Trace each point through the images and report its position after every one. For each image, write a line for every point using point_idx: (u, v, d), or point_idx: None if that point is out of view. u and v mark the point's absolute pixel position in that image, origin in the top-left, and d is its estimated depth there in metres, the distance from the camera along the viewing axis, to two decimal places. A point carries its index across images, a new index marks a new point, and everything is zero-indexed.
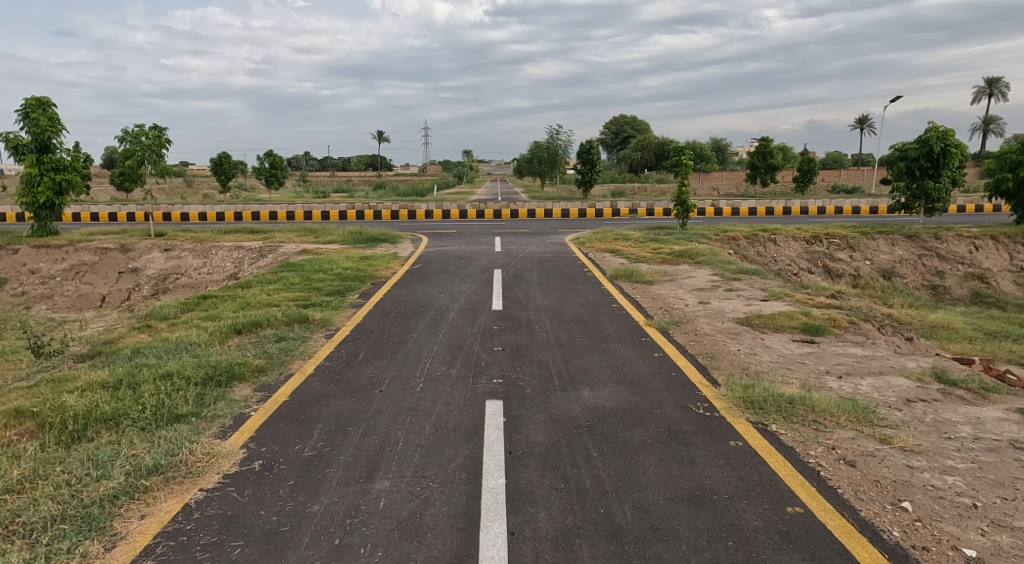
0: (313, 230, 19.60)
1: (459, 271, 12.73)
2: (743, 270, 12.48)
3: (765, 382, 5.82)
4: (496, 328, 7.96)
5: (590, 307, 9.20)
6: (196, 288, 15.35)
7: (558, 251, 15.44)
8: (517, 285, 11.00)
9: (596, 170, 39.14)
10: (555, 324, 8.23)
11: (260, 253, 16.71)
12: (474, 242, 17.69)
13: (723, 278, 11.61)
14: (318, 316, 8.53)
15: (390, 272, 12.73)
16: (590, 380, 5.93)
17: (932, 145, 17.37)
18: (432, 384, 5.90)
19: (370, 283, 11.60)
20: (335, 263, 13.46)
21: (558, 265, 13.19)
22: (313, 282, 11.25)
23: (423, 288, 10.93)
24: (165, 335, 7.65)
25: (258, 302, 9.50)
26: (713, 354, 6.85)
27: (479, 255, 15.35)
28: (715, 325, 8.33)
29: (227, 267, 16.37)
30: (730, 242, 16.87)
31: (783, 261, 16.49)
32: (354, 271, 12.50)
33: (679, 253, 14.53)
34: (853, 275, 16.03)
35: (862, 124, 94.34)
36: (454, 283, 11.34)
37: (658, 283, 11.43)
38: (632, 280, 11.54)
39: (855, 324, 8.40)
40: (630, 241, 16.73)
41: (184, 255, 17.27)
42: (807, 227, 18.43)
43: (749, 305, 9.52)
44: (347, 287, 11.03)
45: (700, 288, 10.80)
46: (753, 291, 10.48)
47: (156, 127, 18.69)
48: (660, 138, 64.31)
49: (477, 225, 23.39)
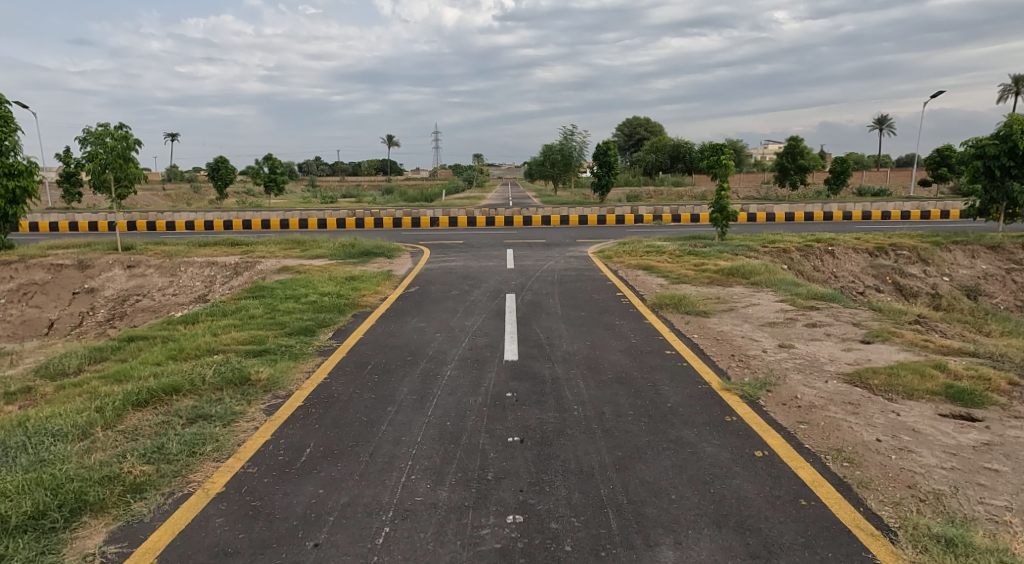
0: (299, 243, 17.33)
1: (462, 296, 10.39)
2: (816, 293, 10.10)
3: (973, 536, 3.42)
4: (510, 397, 5.57)
5: (636, 358, 6.79)
6: (158, 313, 13.06)
7: (582, 268, 13.08)
8: (535, 319, 8.64)
9: (614, 173, 36.78)
10: (595, 388, 5.82)
11: (234, 271, 14.44)
12: (483, 256, 15.36)
13: (796, 307, 9.21)
14: (263, 375, 6.14)
15: (378, 299, 10.41)
16: (667, 521, 3.59)
17: (1014, 141, 14.83)
18: (405, 530, 3.58)
19: (350, 315, 9.27)
20: (313, 286, 11.13)
21: (585, 288, 10.80)
22: (278, 316, 8.93)
23: (416, 323, 8.56)
24: (35, 410, 5.33)
25: (194, 350, 7.14)
26: (847, 453, 4.41)
27: (488, 272, 13.00)
28: (819, 389, 5.89)
29: (195, 287, 14.11)
30: (782, 255, 14.64)
31: (844, 278, 14.20)
32: (334, 298, 10.16)
33: (728, 271, 12.16)
34: (930, 294, 13.61)
35: (882, 124, 91.81)
36: (455, 315, 8.99)
37: (715, 314, 9.02)
38: (680, 310, 9.13)
39: (1016, 384, 5.95)
40: (664, 254, 14.39)
41: (149, 272, 15.00)
42: (867, 236, 16.06)
43: (850, 352, 7.09)
44: (319, 322, 8.70)
45: (773, 324, 8.39)
46: (845, 328, 8.05)
47: (122, 126, 16.46)
48: (676, 139, 62.07)
49: (487, 234, 21.06)
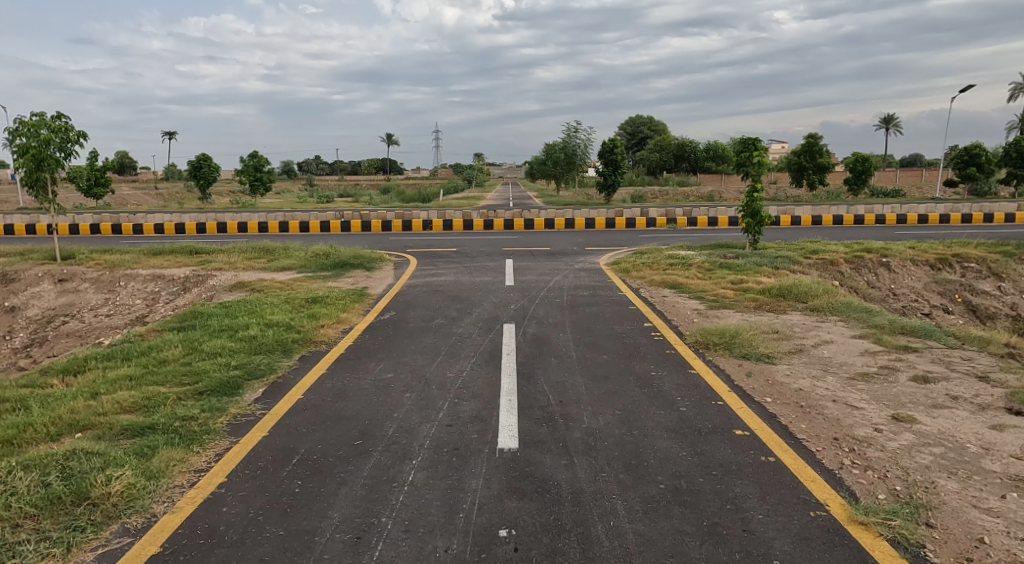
0: (267, 251, 15.06)
1: (447, 328, 8.15)
2: (901, 326, 7.87)
3: None
4: (508, 544, 3.41)
5: (697, 448, 4.53)
6: (84, 339, 10.79)
7: (597, 286, 10.85)
8: (541, 368, 6.36)
9: (620, 172, 34.57)
10: (644, 517, 3.63)
11: (182, 288, 12.21)
12: (476, 268, 13.10)
13: (888, 349, 6.96)
14: (116, 484, 3.88)
15: (338, 331, 8.17)
16: None
17: None
18: None
19: (295, 360, 7.00)
20: (261, 311, 8.89)
21: (604, 317, 8.55)
22: (196, 361, 6.67)
23: (379, 377, 6.25)
24: None
25: (42, 429, 4.87)
26: None
27: (482, 290, 10.77)
28: (1005, 517, 3.65)
29: (134, 307, 11.86)
30: (830, 268, 12.44)
31: (905, 296, 12.01)
32: (280, 331, 7.88)
33: (776, 291, 9.92)
34: (1010, 315, 11.45)
35: (889, 124, 89.90)
36: (436, 360, 6.73)
37: (781, 359, 6.75)
38: (735, 353, 6.84)
39: None
40: (691, 267, 12.18)
41: (83, 287, 12.76)
42: (923, 245, 13.91)
43: (1007, 432, 4.83)
44: (250, 372, 6.44)
45: (868, 379, 6.11)
46: (975, 386, 5.80)
47: (60, 116, 14.20)
48: (681, 138, 59.84)
49: (484, 239, 18.81)
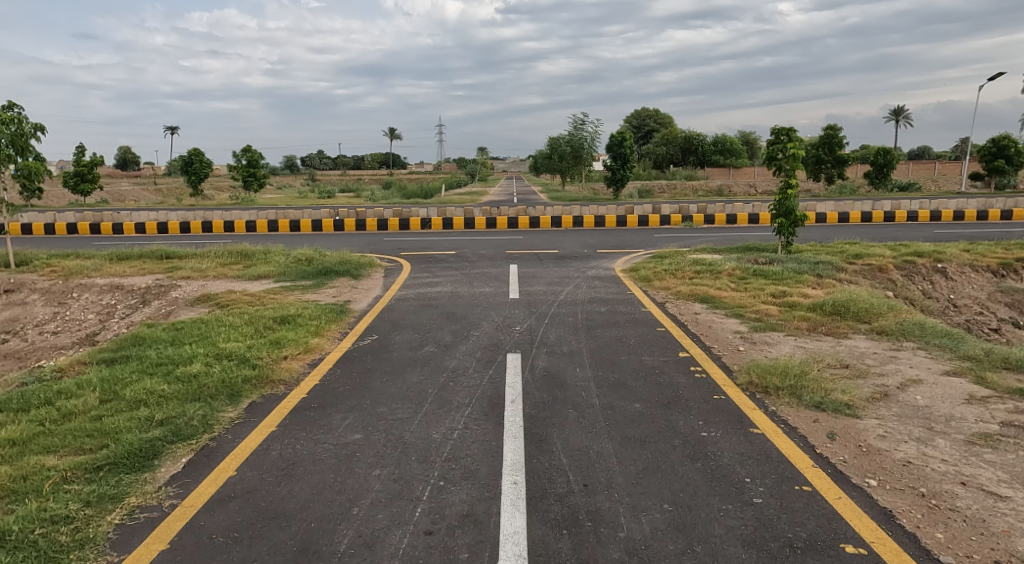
0: (244, 255, 13.51)
1: (437, 360, 6.61)
2: (1002, 358, 6.32)
3: None
4: None
5: None
6: (21, 362, 9.28)
7: (614, 300, 9.32)
8: (556, 426, 4.82)
9: (629, 166, 32.95)
10: None
11: (140, 302, 10.69)
12: (475, 276, 11.56)
13: (1002, 396, 5.41)
14: None
15: (302, 364, 6.63)
16: None
17: None
18: None
19: (239, 409, 5.46)
20: (214, 337, 7.37)
21: (629, 344, 7.01)
22: (108, 416, 5.13)
23: (343, 440, 4.72)
24: None
25: None
26: None
27: (481, 305, 9.23)
28: None
29: (84, 323, 10.35)
30: (880, 275, 10.89)
31: (967, 308, 10.48)
32: (231, 366, 6.35)
33: (828, 307, 8.37)
34: None
35: (900, 114, 87.94)
36: (417, 412, 5.18)
37: (867, 410, 5.20)
38: (805, 402, 5.28)
39: None
40: (721, 275, 10.63)
41: (31, 300, 11.28)
42: (980, 248, 12.36)
43: None
44: (174, 431, 4.90)
45: (994, 443, 4.57)
46: None
47: (11, 106, 12.74)
48: (688, 130, 58.10)
49: (485, 240, 17.23)
